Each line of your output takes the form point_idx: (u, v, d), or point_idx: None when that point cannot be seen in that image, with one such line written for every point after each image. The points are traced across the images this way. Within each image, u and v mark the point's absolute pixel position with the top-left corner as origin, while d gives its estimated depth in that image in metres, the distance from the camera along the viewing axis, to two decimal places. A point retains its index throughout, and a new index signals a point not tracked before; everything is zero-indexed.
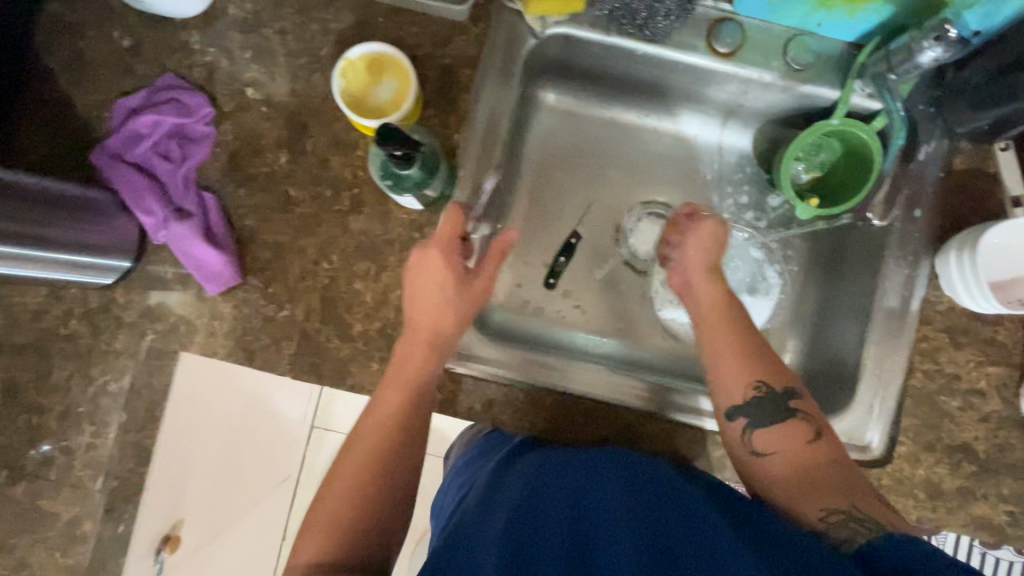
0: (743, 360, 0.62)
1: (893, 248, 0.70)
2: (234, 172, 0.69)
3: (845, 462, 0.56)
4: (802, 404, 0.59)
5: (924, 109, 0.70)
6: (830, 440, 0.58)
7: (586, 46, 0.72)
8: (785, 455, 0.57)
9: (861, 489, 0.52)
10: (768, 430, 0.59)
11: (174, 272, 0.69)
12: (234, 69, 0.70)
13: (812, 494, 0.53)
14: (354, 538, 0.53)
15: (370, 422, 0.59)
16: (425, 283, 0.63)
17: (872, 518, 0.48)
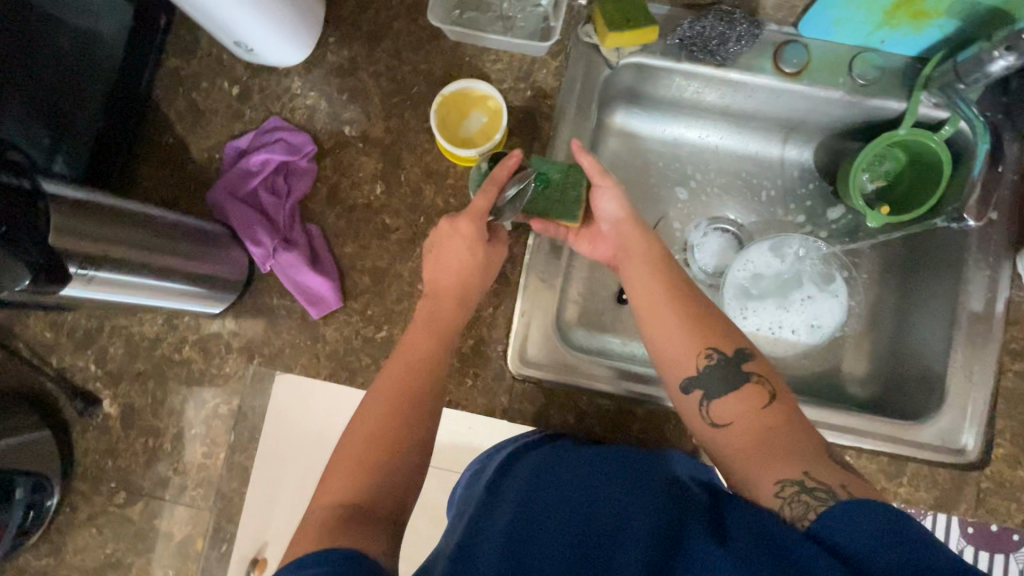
0: (692, 328, 0.60)
1: (972, 251, 0.71)
2: (334, 204, 0.74)
3: (799, 424, 0.54)
4: (756, 367, 0.57)
5: (993, 116, 0.72)
6: (786, 402, 0.55)
7: (656, 73, 0.77)
8: (742, 424, 0.55)
9: (813, 451, 0.51)
10: (725, 399, 0.57)
11: (278, 299, 0.73)
12: (332, 110, 0.75)
13: (767, 463, 0.51)
14: (374, 491, 0.52)
15: (392, 371, 0.60)
16: (445, 267, 0.66)
17: (824, 485, 0.47)
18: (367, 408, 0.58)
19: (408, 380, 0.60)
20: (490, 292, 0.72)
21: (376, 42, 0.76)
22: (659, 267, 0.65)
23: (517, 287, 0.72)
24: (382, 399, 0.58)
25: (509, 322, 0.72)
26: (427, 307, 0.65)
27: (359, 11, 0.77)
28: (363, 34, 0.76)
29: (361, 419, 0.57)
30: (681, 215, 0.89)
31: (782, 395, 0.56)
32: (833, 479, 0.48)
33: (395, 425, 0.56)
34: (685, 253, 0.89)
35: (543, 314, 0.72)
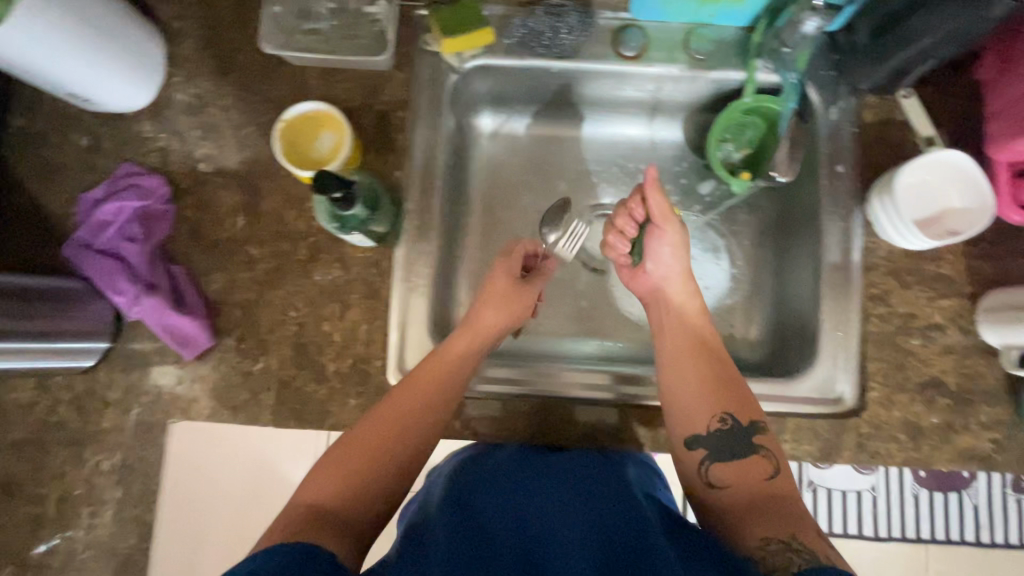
0: (710, 386, 0.64)
1: (825, 205, 0.73)
2: (197, 242, 0.73)
3: (798, 498, 0.56)
4: (764, 440, 0.60)
5: (826, 74, 0.75)
6: (786, 476, 0.58)
7: (504, 74, 0.78)
8: (736, 489, 0.58)
9: (809, 524, 0.53)
10: (725, 463, 0.60)
11: (152, 345, 0.72)
12: (186, 149, 0.75)
13: (759, 520, 0.54)
14: (359, 503, 0.56)
15: (416, 385, 0.64)
16: (488, 309, 0.72)
17: (808, 549, 0.49)
18: (369, 426, 0.61)
19: (418, 411, 0.63)
20: (363, 309, 0.72)
21: (223, 76, 0.76)
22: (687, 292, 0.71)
23: (389, 300, 0.72)
24: (386, 417, 0.61)
25: (385, 336, 0.72)
26: (450, 346, 0.68)
27: (202, 47, 0.76)
28: (209, 69, 0.76)
29: (360, 435, 0.60)
30: None
31: (785, 466, 0.59)
32: (821, 546, 0.50)
33: (390, 447, 0.60)
34: None
35: (419, 324, 0.72)
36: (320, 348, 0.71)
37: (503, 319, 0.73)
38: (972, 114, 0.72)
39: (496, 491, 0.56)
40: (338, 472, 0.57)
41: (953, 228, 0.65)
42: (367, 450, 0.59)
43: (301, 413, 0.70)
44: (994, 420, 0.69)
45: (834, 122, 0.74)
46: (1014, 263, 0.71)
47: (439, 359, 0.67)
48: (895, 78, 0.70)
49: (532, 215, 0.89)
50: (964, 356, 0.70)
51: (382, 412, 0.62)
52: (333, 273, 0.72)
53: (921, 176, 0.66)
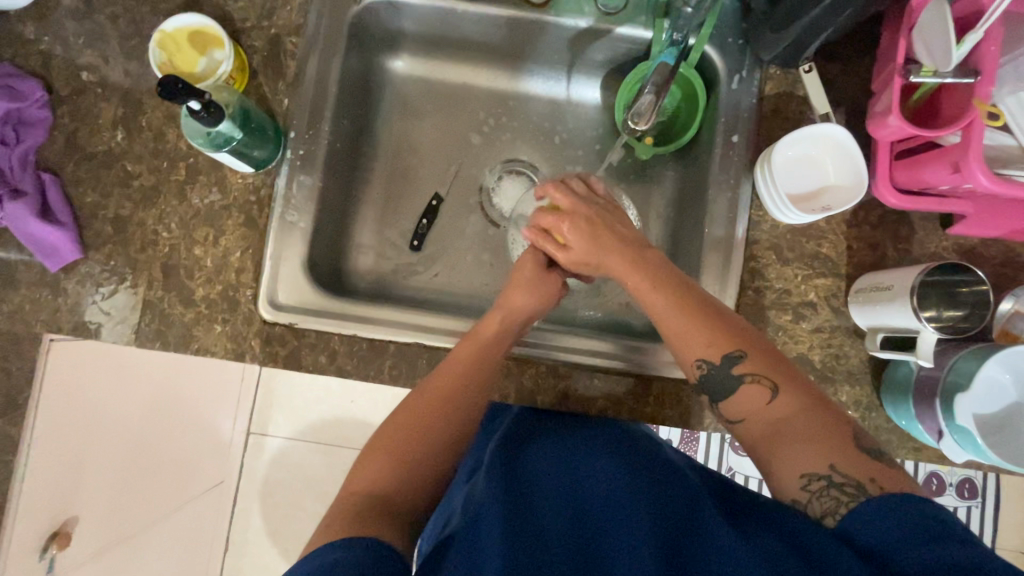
0: (682, 337, 0.60)
1: (715, 175, 0.74)
2: (72, 153, 0.71)
3: (819, 404, 0.53)
4: (749, 367, 0.56)
5: (733, 42, 0.74)
6: (791, 386, 0.54)
7: (413, 10, 0.78)
8: (755, 421, 0.55)
9: (842, 442, 0.50)
10: (731, 399, 0.56)
11: (16, 253, 0.70)
12: (68, 55, 0.72)
13: (792, 450, 0.51)
14: (408, 489, 0.55)
15: (440, 376, 0.63)
16: (517, 292, 0.70)
17: (851, 481, 0.47)
18: (409, 405, 0.61)
19: (453, 384, 0.62)
20: (237, 237, 0.70)
21: None
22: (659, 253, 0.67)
23: (265, 229, 0.71)
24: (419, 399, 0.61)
25: (258, 265, 0.70)
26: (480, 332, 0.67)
27: None
28: None
29: (403, 412, 0.60)
30: (476, 160, 0.88)
31: (785, 384, 0.54)
32: (861, 472, 0.47)
33: (435, 419, 0.59)
34: (482, 198, 0.88)
35: (294, 257, 0.72)
36: (190, 272, 0.70)
37: (531, 301, 0.70)
38: (866, 96, 0.72)
39: (547, 468, 0.57)
40: (391, 453, 0.57)
41: (827, 205, 0.65)
42: (410, 425, 0.59)
43: (165, 335, 0.69)
44: (853, 401, 0.70)
45: (734, 92, 0.74)
46: (892, 249, 0.71)
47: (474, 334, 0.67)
48: (794, 50, 0.70)
49: (441, 165, 0.87)
50: (832, 335, 0.70)
51: (418, 393, 0.62)
52: (210, 197, 0.71)
53: (801, 151, 0.66)
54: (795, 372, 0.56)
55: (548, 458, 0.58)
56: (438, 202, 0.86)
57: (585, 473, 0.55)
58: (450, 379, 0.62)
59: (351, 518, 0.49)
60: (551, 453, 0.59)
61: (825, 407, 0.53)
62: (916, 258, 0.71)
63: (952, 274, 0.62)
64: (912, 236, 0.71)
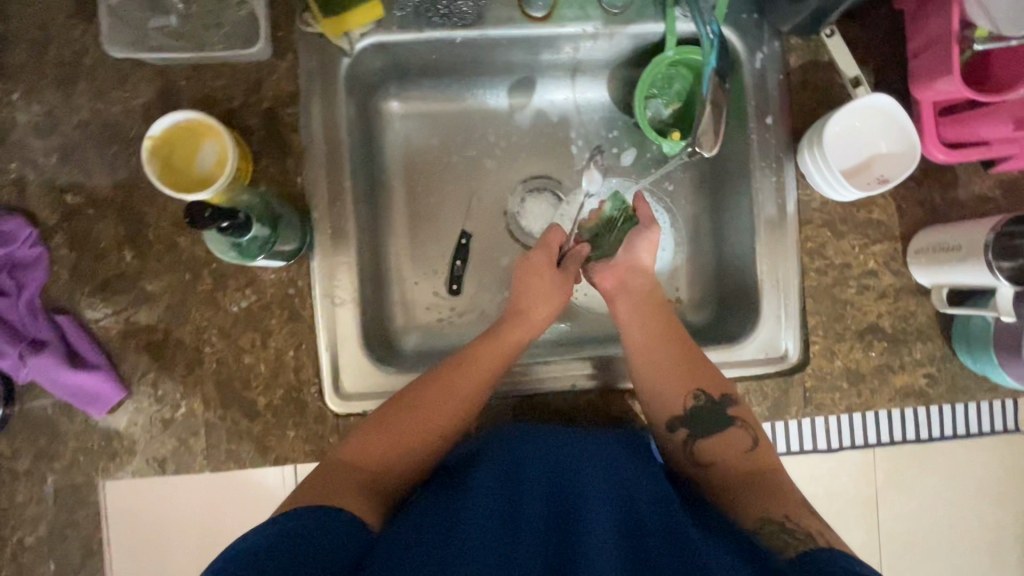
0: (685, 367, 0.67)
1: (756, 160, 0.71)
2: (82, 285, 0.65)
3: (780, 469, 0.62)
4: (739, 411, 0.65)
5: (749, 18, 0.70)
6: (767, 447, 0.64)
7: (405, 49, 0.70)
8: (725, 464, 0.63)
9: (794, 499, 0.57)
10: (709, 439, 0.65)
11: (54, 404, 0.65)
12: (44, 179, 0.65)
13: (758, 502, 0.57)
14: (393, 467, 0.62)
15: (467, 376, 0.67)
16: (535, 299, 0.74)
17: (802, 529, 0.53)
18: (412, 396, 0.65)
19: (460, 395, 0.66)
20: (285, 335, 0.66)
21: (70, 86, 0.64)
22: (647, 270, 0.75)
23: (313, 319, 0.66)
24: (439, 395, 0.65)
25: (316, 359, 0.67)
26: (508, 336, 0.71)
27: (38, 53, 0.64)
28: (50, 80, 0.64)
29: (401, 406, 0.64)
30: (493, 186, 0.83)
31: (765, 442, 0.64)
32: (811, 526, 0.53)
33: (444, 418, 0.65)
34: (509, 224, 0.83)
35: (350, 341, 0.68)
36: (245, 382, 0.66)
37: (543, 297, 0.74)
38: (895, 48, 0.69)
39: (545, 451, 0.61)
40: (394, 435, 0.62)
41: (882, 174, 0.64)
42: (414, 416, 0.64)
43: (237, 453, 0.66)
44: (927, 356, 0.71)
45: (759, 71, 0.71)
46: (939, 200, 0.71)
47: (501, 340, 0.71)
48: (818, 17, 0.67)
49: (460, 199, 0.82)
50: (897, 298, 0.71)
51: (429, 387, 0.66)
52: (245, 300, 0.66)
53: (849, 123, 0.64)
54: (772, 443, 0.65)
55: (546, 439, 0.62)
56: (467, 240, 0.81)
57: (576, 458, 0.61)
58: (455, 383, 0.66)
59: (318, 489, 0.56)
60: (545, 434, 0.63)
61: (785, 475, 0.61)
62: (965, 203, 0.71)
63: (1006, 230, 0.61)
64: (957, 182, 0.71)
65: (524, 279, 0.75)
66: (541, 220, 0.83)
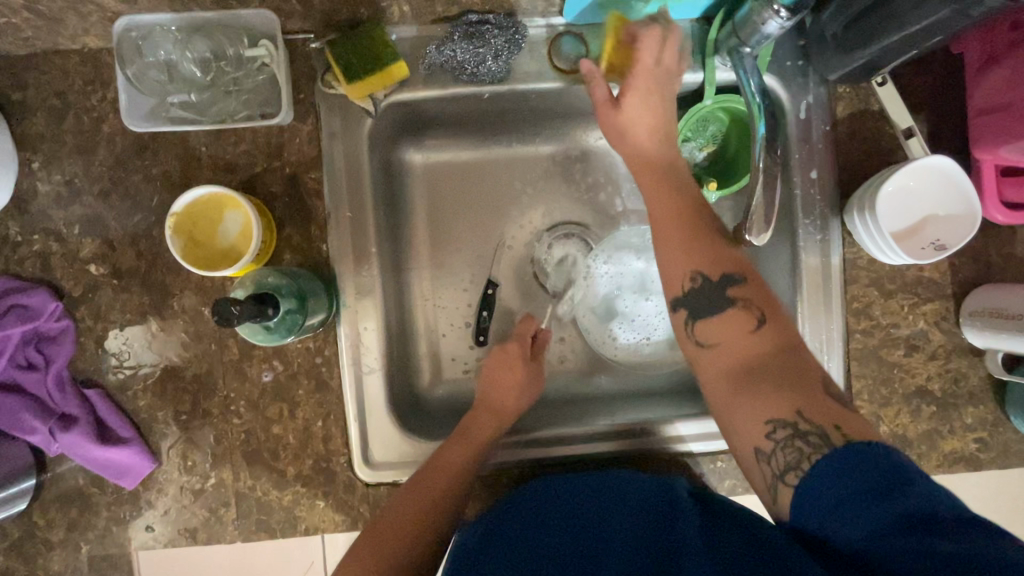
0: (686, 248, 0.55)
1: (799, 216, 0.67)
2: (109, 357, 0.64)
3: (792, 343, 0.50)
4: (743, 292, 0.52)
5: (793, 65, 0.66)
6: (776, 322, 0.51)
7: (429, 104, 0.68)
8: (728, 347, 0.51)
9: (815, 388, 0.47)
10: (707, 321, 0.53)
11: (87, 475, 0.65)
12: (67, 249, 0.64)
13: (761, 392, 0.47)
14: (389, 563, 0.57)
15: (446, 462, 0.64)
16: (503, 389, 0.71)
17: (817, 427, 0.44)
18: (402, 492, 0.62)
19: (442, 488, 0.62)
20: (312, 405, 0.65)
21: (91, 155, 0.63)
22: (666, 187, 0.59)
23: (339, 389, 0.65)
24: (423, 481, 0.62)
25: (344, 429, 0.65)
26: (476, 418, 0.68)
27: (57, 122, 0.63)
28: (71, 149, 0.63)
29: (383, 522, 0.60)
30: (518, 233, 0.80)
31: (773, 315, 0.51)
32: (827, 418, 0.44)
33: (432, 511, 0.61)
34: (536, 273, 0.80)
35: (377, 410, 0.66)
36: (274, 453, 0.65)
37: (517, 382, 0.71)
38: (952, 98, 0.65)
39: (548, 505, 0.58)
40: (385, 534, 0.58)
41: (938, 240, 0.61)
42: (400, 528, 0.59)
43: (268, 524, 0.65)
44: (979, 420, 0.68)
45: (804, 120, 0.66)
46: (995, 256, 0.67)
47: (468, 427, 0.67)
48: (870, 68, 0.62)
49: (486, 248, 0.80)
50: (948, 360, 0.67)
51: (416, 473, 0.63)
52: (272, 370, 0.65)
53: (902, 183, 0.60)
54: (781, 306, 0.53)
55: (544, 492, 0.60)
56: (493, 290, 0.78)
57: (578, 510, 0.57)
58: (436, 476, 0.63)
59: None
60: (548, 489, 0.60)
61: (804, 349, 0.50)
62: (1023, 259, 0.67)
63: None
64: (1015, 237, 0.67)
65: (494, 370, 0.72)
66: (567, 273, 0.80)
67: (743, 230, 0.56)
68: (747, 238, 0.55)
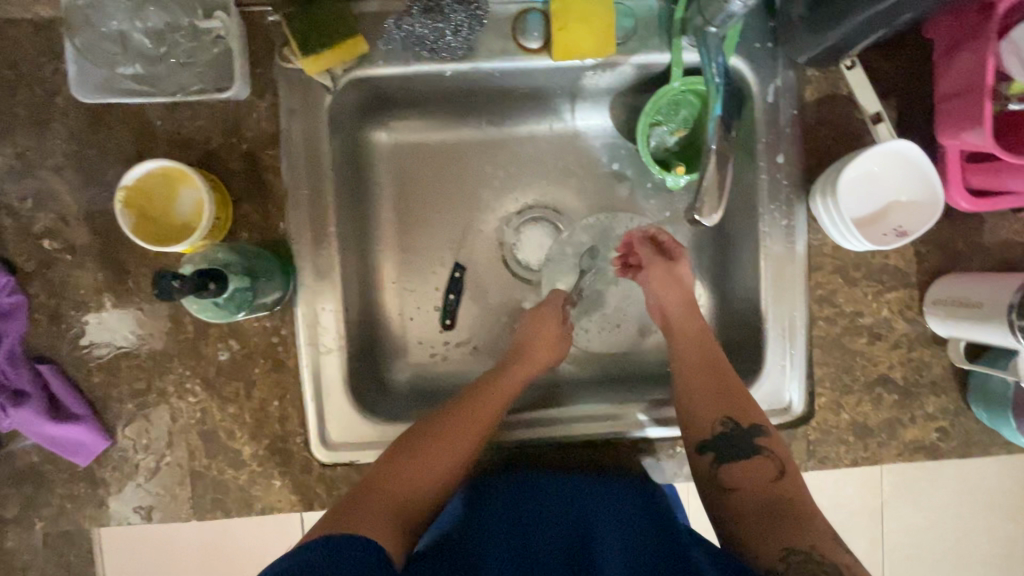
0: (716, 394, 0.63)
1: (764, 201, 0.67)
2: (63, 333, 0.63)
3: (806, 500, 0.57)
4: (768, 442, 0.60)
5: (762, 47, 0.65)
6: (794, 479, 0.58)
7: (392, 82, 0.66)
8: (749, 492, 0.58)
9: (826, 531, 0.52)
10: (735, 467, 0.60)
11: (42, 452, 0.64)
12: (20, 224, 0.63)
13: (792, 523, 0.53)
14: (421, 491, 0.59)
15: (486, 406, 0.65)
16: (539, 341, 0.72)
17: (828, 560, 0.49)
18: (435, 424, 0.63)
19: (478, 429, 0.64)
20: (269, 384, 0.65)
21: (42, 128, 0.62)
22: (672, 275, 0.71)
23: (297, 369, 0.64)
24: (459, 427, 0.63)
25: (301, 408, 0.65)
26: (512, 377, 0.69)
27: (8, 93, 0.61)
28: (22, 121, 0.62)
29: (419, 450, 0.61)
30: (488, 217, 0.79)
31: (791, 475, 0.59)
32: (840, 557, 0.49)
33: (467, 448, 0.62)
34: (505, 256, 0.80)
35: (336, 391, 0.65)
36: (230, 432, 0.64)
37: (551, 347, 0.72)
38: (921, 82, 0.64)
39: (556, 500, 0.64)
40: (418, 467, 0.60)
41: (900, 226, 0.60)
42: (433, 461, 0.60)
43: (224, 503, 0.65)
44: (940, 409, 0.67)
45: (772, 104, 0.65)
46: (962, 245, 0.66)
47: (499, 377, 0.69)
48: (837, 51, 0.61)
49: (455, 231, 0.79)
50: (911, 349, 0.67)
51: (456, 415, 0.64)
52: (228, 349, 0.64)
53: (866, 168, 0.59)
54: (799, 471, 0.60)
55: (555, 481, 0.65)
56: (461, 273, 0.78)
57: (580, 503, 0.63)
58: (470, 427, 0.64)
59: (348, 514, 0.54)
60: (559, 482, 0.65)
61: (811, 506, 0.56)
62: (990, 248, 0.66)
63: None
64: (983, 226, 0.66)
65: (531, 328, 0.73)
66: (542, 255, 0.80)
67: (696, 211, 0.55)
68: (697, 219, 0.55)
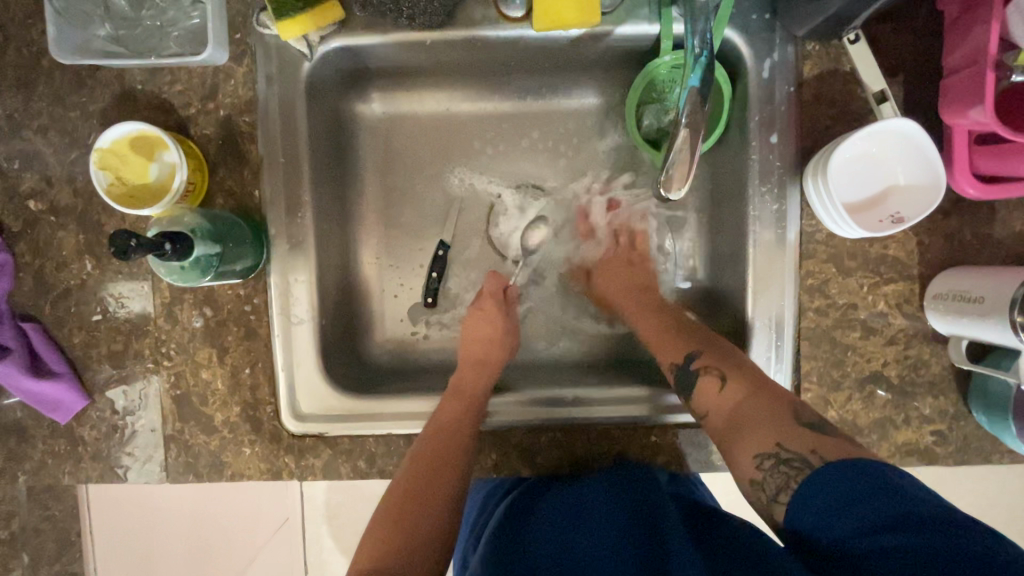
0: (663, 339, 0.64)
1: (754, 182, 0.63)
2: (46, 293, 0.65)
3: (761, 383, 0.56)
4: (703, 361, 0.59)
5: (759, 19, 0.61)
6: (739, 376, 0.56)
7: (373, 52, 0.65)
8: (715, 409, 0.56)
9: (785, 420, 0.51)
10: (699, 392, 0.58)
11: (25, 408, 0.66)
12: (7, 184, 0.64)
13: (755, 428, 0.52)
14: (414, 525, 0.57)
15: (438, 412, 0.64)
16: (485, 340, 0.71)
17: (798, 454, 0.47)
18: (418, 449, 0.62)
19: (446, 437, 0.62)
20: (241, 351, 0.65)
21: (30, 90, 0.63)
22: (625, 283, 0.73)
23: (269, 338, 0.65)
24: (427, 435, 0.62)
25: (272, 377, 0.65)
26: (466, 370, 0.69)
27: None
28: (12, 83, 0.63)
29: (404, 488, 0.59)
30: (473, 194, 0.76)
31: (733, 371, 0.57)
32: (804, 445, 0.48)
33: (439, 466, 0.60)
34: (490, 233, 0.77)
35: (305, 362, 0.65)
36: (202, 398, 0.65)
37: (502, 335, 0.72)
38: (932, 59, 0.59)
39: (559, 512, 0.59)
40: (398, 500, 0.59)
41: (897, 213, 0.57)
42: (424, 496, 0.59)
43: (194, 467, 0.65)
44: (937, 412, 0.63)
45: (766, 80, 0.62)
46: (970, 237, 0.61)
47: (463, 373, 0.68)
48: (838, 23, 0.57)
49: (438, 208, 0.76)
50: (908, 346, 0.63)
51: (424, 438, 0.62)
52: (201, 316, 0.65)
53: (863, 148, 0.56)
54: (746, 363, 0.58)
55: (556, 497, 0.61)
56: (445, 250, 0.74)
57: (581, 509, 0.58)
58: (445, 444, 0.61)
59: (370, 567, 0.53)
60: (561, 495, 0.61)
61: (768, 388, 0.55)
62: (1002, 240, 0.61)
63: None
64: (995, 217, 0.61)
65: (475, 321, 0.72)
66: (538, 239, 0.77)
67: (664, 186, 0.54)
68: (665, 193, 0.54)
